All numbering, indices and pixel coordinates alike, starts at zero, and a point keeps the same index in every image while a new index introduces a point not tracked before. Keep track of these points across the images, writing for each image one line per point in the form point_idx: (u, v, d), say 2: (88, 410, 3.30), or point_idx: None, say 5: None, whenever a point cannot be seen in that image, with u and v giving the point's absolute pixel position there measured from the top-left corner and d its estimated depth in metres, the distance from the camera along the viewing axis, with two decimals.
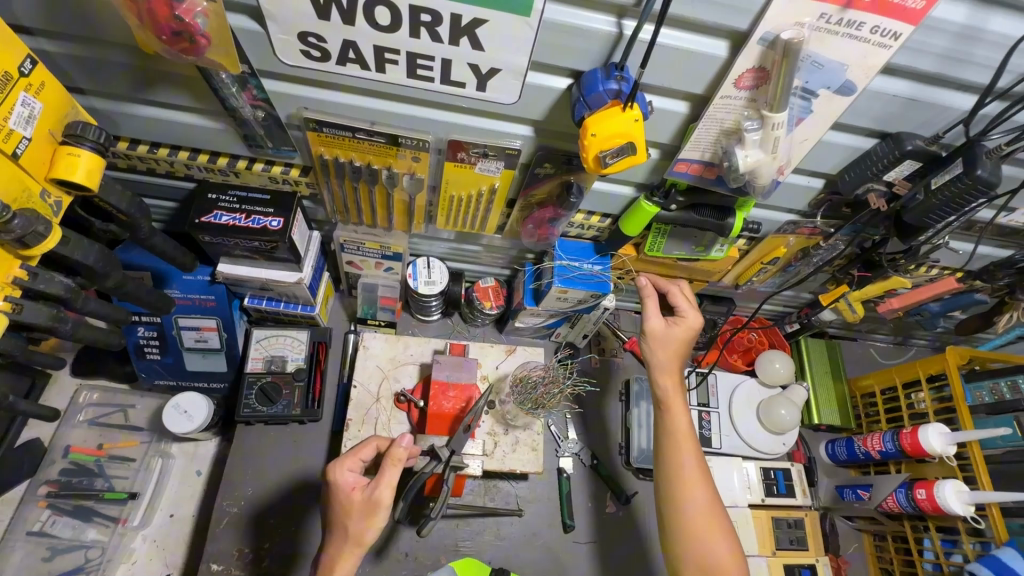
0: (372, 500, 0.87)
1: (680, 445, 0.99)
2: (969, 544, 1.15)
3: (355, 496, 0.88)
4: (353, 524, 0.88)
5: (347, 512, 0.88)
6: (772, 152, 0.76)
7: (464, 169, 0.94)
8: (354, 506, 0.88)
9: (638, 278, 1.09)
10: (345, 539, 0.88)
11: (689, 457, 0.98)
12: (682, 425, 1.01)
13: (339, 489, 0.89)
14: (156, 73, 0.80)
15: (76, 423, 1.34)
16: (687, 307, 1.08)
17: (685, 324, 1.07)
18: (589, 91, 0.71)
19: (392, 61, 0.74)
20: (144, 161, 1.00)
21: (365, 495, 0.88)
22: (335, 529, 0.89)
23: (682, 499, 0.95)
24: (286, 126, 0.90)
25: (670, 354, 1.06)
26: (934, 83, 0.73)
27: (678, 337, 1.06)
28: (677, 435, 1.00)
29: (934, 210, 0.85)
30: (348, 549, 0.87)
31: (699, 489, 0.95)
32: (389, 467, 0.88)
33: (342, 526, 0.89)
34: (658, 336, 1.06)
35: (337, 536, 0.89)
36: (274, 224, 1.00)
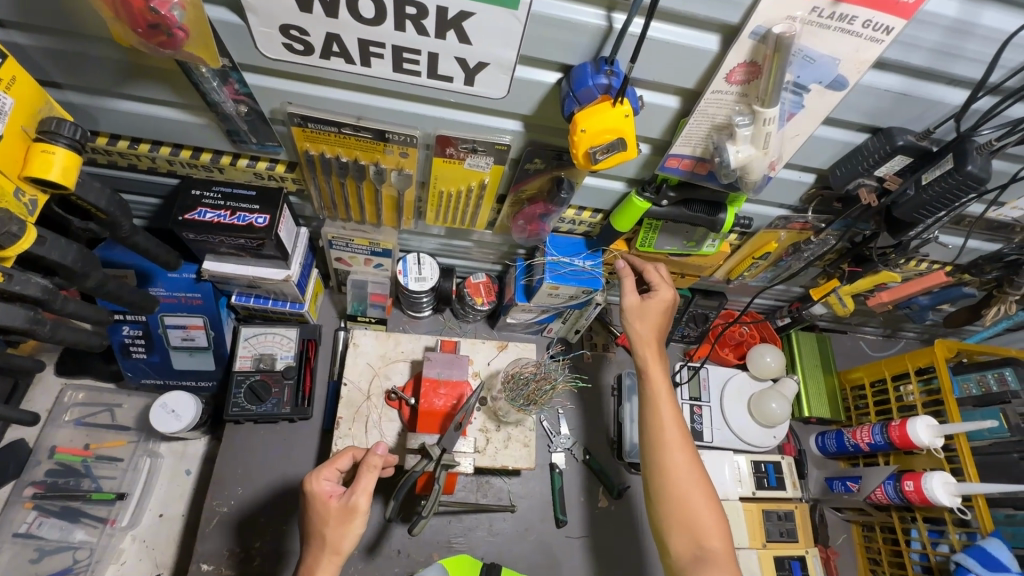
0: (350, 506, 0.89)
1: (664, 419, 0.98)
2: (956, 534, 1.17)
3: (332, 503, 0.90)
4: (331, 532, 0.88)
5: (324, 520, 0.89)
6: (763, 147, 0.76)
7: (453, 164, 0.92)
8: (330, 514, 0.89)
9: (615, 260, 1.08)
10: (323, 548, 0.88)
11: (674, 430, 0.97)
12: (665, 399, 0.99)
13: (316, 498, 0.91)
14: (133, 67, 0.78)
15: (62, 423, 1.32)
16: (662, 281, 1.07)
17: (661, 298, 1.05)
18: (578, 85, 0.70)
19: (378, 55, 0.73)
20: (125, 157, 0.98)
21: (342, 502, 0.90)
22: (311, 539, 0.90)
23: (670, 475, 0.94)
24: (270, 121, 0.88)
25: (651, 328, 1.04)
26: (925, 78, 0.73)
27: (656, 310, 1.05)
28: (661, 409, 0.99)
29: (925, 206, 0.85)
30: (325, 558, 0.88)
31: (687, 464, 0.95)
32: (365, 475, 0.90)
33: (319, 535, 0.89)
34: (637, 313, 1.05)
35: (314, 547, 0.89)
36: (260, 222, 0.98)
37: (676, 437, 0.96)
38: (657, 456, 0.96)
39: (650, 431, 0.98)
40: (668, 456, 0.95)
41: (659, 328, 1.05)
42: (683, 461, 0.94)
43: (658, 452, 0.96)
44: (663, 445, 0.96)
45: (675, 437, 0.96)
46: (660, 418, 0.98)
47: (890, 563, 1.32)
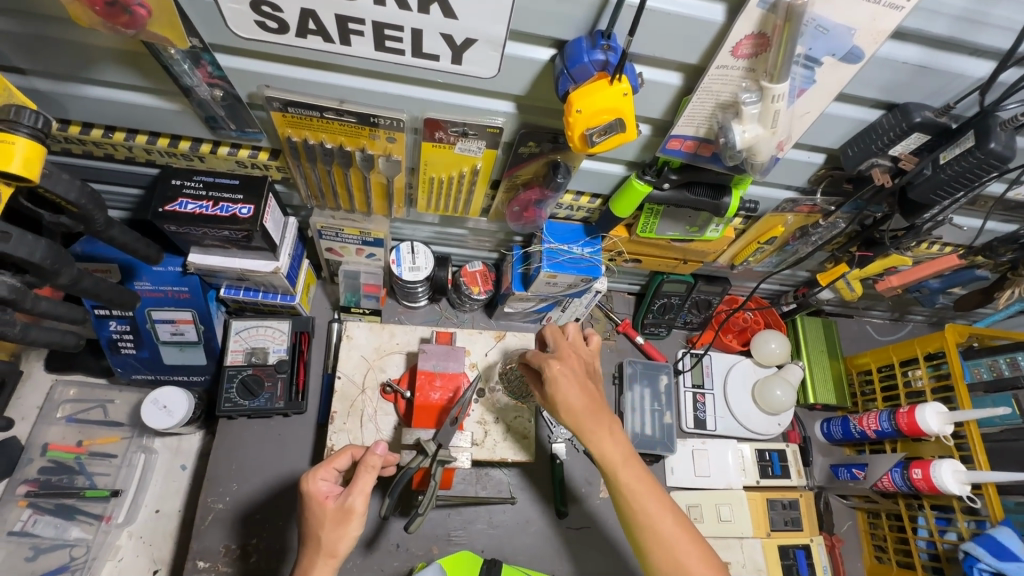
0: (346, 507, 0.86)
1: (634, 493, 0.85)
2: (964, 523, 1.15)
3: (327, 505, 0.86)
4: (327, 535, 0.85)
5: (319, 522, 0.86)
6: (772, 126, 0.71)
7: (443, 149, 0.88)
8: (326, 516, 0.86)
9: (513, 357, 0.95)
10: (318, 551, 0.85)
11: (648, 497, 0.85)
12: (626, 472, 0.85)
13: (311, 499, 0.88)
14: (98, 51, 0.73)
15: (53, 420, 1.29)
16: (541, 359, 0.89)
17: (555, 377, 0.87)
18: (573, 62, 0.65)
19: (357, 32, 0.68)
20: (101, 146, 0.93)
21: (334, 505, 0.86)
22: (306, 541, 0.87)
23: (661, 550, 0.84)
24: (249, 106, 0.83)
25: (567, 411, 0.86)
26: (947, 48, 0.68)
27: (561, 389, 0.87)
28: (626, 484, 0.85)
29: (943, 186, 0.80)
30: (319, 561, 0.85)
31: (674, 531, 0.84)
32: (361, 477, 0.86)
33: (315, 538, 0.86)
34: (553, 406, 0.89)
35: (310, 550, 0.86)
36: (244, 212, 0.94)
37: (651, 502, 0.85)
38: (642, 533, 0.85)
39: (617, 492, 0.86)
40: (651, 529, 0.84)
41: (578, 402, 0.86)
42: (667, 524, 0.84)
43: (645, 531, 0.85)
44: (648, 521, 0.85)
45: (652, 505, 0.85)
46: (629, 495, 0.85)
47: (895, 550, 1.30)
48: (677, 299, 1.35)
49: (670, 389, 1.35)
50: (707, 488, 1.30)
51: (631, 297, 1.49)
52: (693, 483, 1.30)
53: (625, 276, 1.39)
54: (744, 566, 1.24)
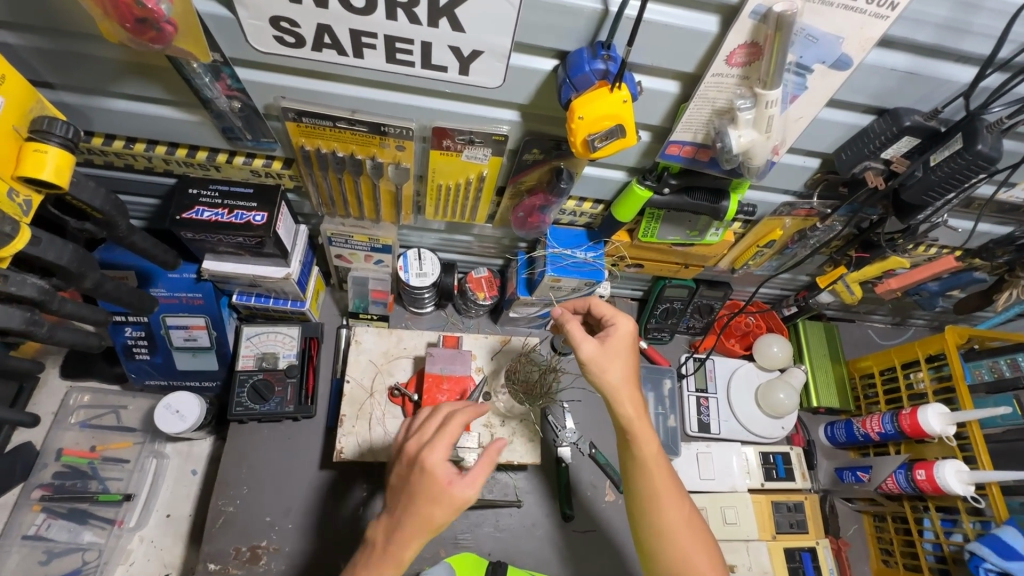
0: (463, 497, 0.80)
1: (658, 482, 0.87)
2: (969, 523, 1.15)
3: (452, 493, 0.79)
4: (438, 516, 0.79)
5: (435, 504, 0.79)
6: (766, 131, 0.74)
7: (450, 157, 0.91)
8: (444, 500, 0.79)
9: (554, 308, 0.95)
10: (420, 529, 0.80)
11: (670, 489, 0.87)
12: (656, 458, 0.88)
13: (432, 477, 0.80)
14: (123, 65, 0.77)
15: (68, 426, 1.32)
16: (615, 314, 0.96)
17: (622, 332, 0.92)
18: (575, 71, 0.69)
19: (370, 46, 0.71)
20: (122, 157, 0.97)
21: (453, 492, 0.79)
22: (411, 518, 0.80)
23: (668, 539, 0.86)
24: (265, 117, 0.87)
25: (622, 372, 0.88)
26: (934, 55, 0.71)
27: (623, 348, 0.91)
28: (655, 472, 0.88)
29: (933, 187, 0.83)
30: (417, 540, 0.80)
31: (687, 524, 0.87)
32: (484, 470, 0.81)
33: (424, 517, 0.79)
34: (605, 360, 0.89)
35: (409, 525, 0.80)
36: (258, 219, 0.98)
37: (672, 493, 0.87)
38: (655, 520, 0.86)
39: (642, 479, 0.88)
40: (665, 519, 0.86)
41: (631, 369, 0.90)
42: (681, 517, 0.87)
43: (657, 516, 0.86)
44: (661, 508, 0.86)
45: (673, 497, 0.87)
46: (654, 483, 0.87)
47: (902, 552, 1.30)
48: (680, 303, 1.38)
49: (674, 394, 1.39)
50: (711, 490, 1.31)
51: (635, 303, 1.52)
52: (698, 485, 1.31)
53: (628, 281, 1.41)
54: (750, 569, 1.24)
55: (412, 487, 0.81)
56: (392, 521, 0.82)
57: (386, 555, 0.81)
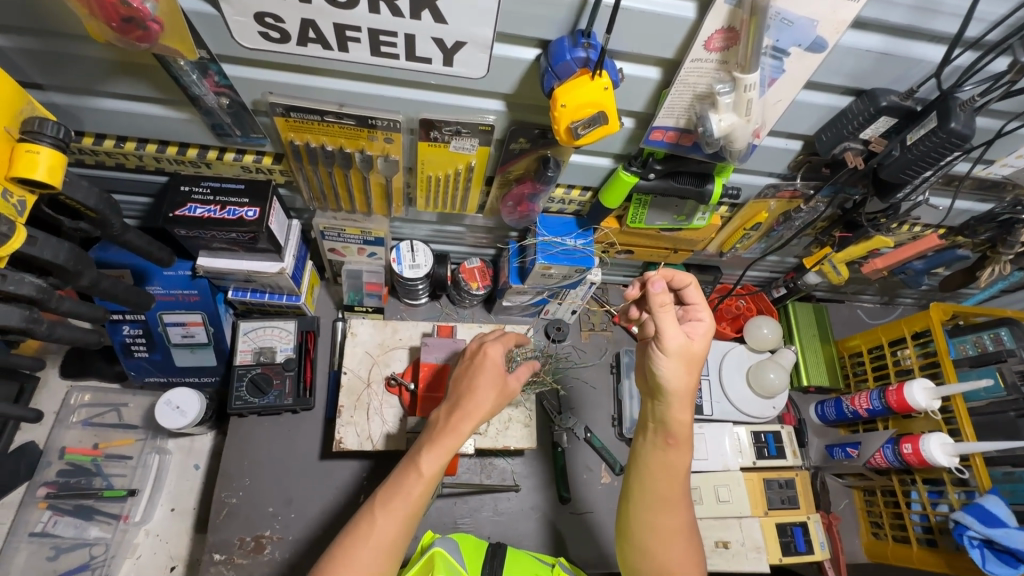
0: (511, 389, 0.91)
1: (672, 490, 0.88)
2: (954, 494, 1.18)
3: (505, 380, 0.90)
4: (493, 392, 0.88)
5: (491, 380, 0.89)
6: (746, 114, 0.76)
7: (438, 148, 0.92)
8: (497, 379, 0.90)
9: (654, 280, 0.80)
10: (479, 406, 0.87)
11: (679, 498, 0.88)
12: (683, 470, 0.88)
13: (491, 359, 0.91)
14: (109, 64, 0.78)
15: (69, 425, 1.33)
16: (702, 307, 0.89)
17: (703, 336, 0.86)
18: (556, 60, 0.70)
19: (354, 39, 0.72)
20: (113, 156, 0.98)
21: (504, 383, 0.91)
22: (471, 397, 0.87)
23: (660, 538, 0.87)
24: (252, 113, 0.87)
25: (690, 378, 0.84)
26: (906, 36, 0.72)
27: (700, 354, 0.85)
28: (673, 481, 0.88)
29: (910, 166, 0.84)
30: (471, 420, 0.86)
31: (682, 531, 0.88)
32: (530, 371, 0.95)
33: (482, 390, 0.88)
34: (685, 359, 0.83)
35: (466, 401, 0.87)
36: (251, 215, 0.99)
37: (679, 503, 0.88)
38: (654, 518, 0.88)
39: (659, 480, 0.88)
40: (664, 519, 0.88)
41: (697, 377, 0.85)
42: (680, 525, 0.88)
43: (656, 515, 0.88)
44: (665, 511, 0.88)
45: (679, 506, 0.88)
46: (668, 488, 0.88)
47: (891, 525, 1.34)
48: None
49: None
50: (705, 470, 1.34)
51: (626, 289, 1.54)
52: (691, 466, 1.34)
53: (619, 268, 1.44)
54: (742, 545, 1.26)
55: (477, 367, 0.91)
56: (456, 399, 0.88)
57: (450, 428, 0.85)
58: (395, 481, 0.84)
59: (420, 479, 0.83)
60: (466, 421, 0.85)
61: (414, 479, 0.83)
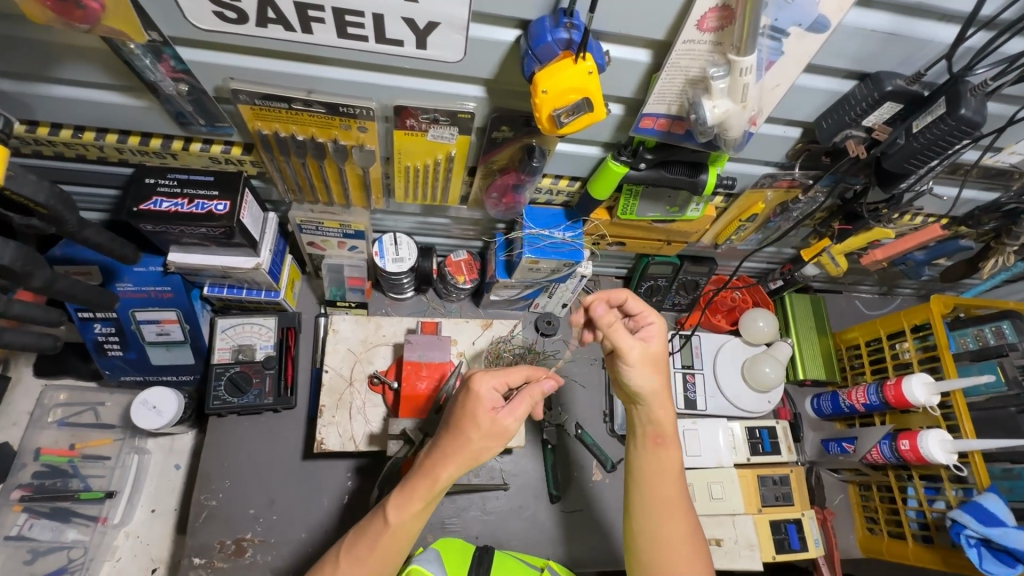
0: (505, 428, 0.78)
1: (668, 491, 0.86)
2: (952, 491, 1.15)
3: (498, 419, 0.78)
4: (475, 439, 0.77)
5: (474, 425, 0.77)
6: (742, 100, 0.71)
7: (416, 137, 0.87)
8: (484, 423, 0.77)
9: (593, 307, 0.88)
10: (460, 454, 0.77)
11: (678, 504, 0.85)
12: (674, 469, 0.87)
13: (476, 398, 0.78)
14: (53, 47, 0.72)
15: (45, 425, 1.29)
16: (647, 310, 0.90)
17: (657, 335, 0.89)
18: (537, 42, 0.64)
19: (318, 19, 0.67)
20: (72, 147, 0.93)
21: (496, 425, 0.78)
22: (452, 439, 0.77)
23: (661, 546, 0.83)
24: (215, 100, 0.82)
25: (657, 377, 0.87)
26: (915, 15, 0.67)
27: (660, 352, 0.88)
28: (667, 483, 0.86)
29: (916, 155, 0.79)
30: (451, 467, 0.77)
31: (685, 539, 0.83)
32: (528, 407, 0.80)
33: (463, 436, 0.77)
34: (646, 361, 0.86)
35: (448, 448, 0.77)
36: (220, 209, 0.94)
37: (678, 508, 0.85)
38: (653, 524, 0.84)
39: (652, 481, 0.87)
40: (664, 525, 0.84)
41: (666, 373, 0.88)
42: (681, 533, 0.83)
43: (655, 522, 0.84)
44: (664, 517, 0.85)
45: (679, 512, 0.85)
46: (663, 492, 0.86)
47: (886, 520, 1.32)
48: (664, 280, 1.36)
49: None
50: (698, 467, 1.31)
51: (619, 281, 1.50)
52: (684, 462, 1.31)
53: (612, 260, 1.39)
54: (736, 542, 1.24)
55: (462, 408, 0.78)
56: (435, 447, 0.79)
57: (423, 475, 0.78)
58: (364, 525, 0.82)
59: (384, 525, 0.78)
60: (444, 472, 0.77)
61: (380, 526, 0.79)
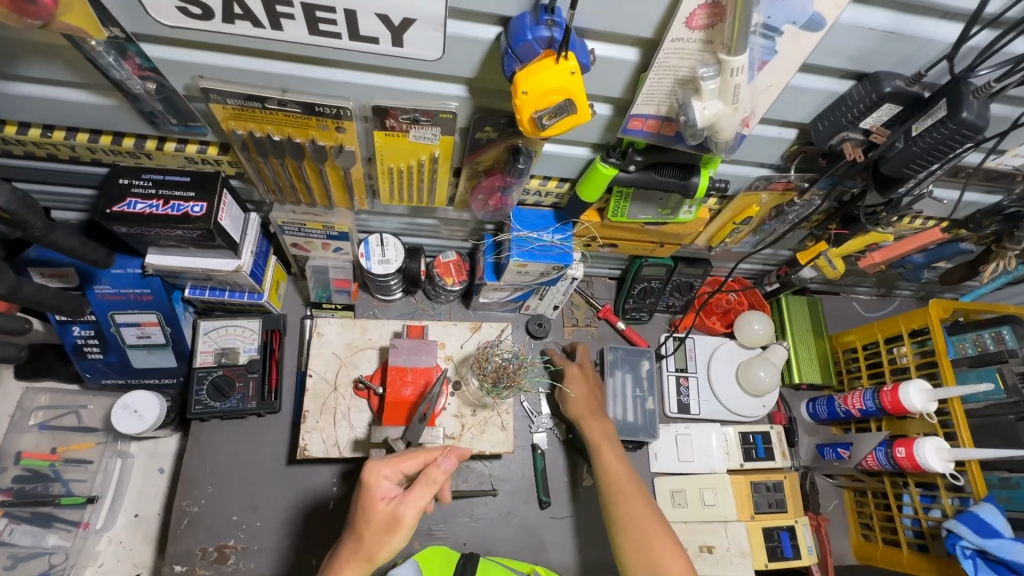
0: (397, 523, 0.77)
1: (623, 488, 1.05)
2: (948, 500, 1.13)
3: (385, 512, 0.77)
4: (369, 535, 0.78)
5: (367, 520, 0.78)
6: (732, 102, 0.68)
7: (397, 137, 0.84)
8: (375, 520, 0.78)
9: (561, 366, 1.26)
10: (357, 550, 0.78)
11: (635, 493, 1.04)
12: (620, 470, 1.08)
13: (367, 491, 0.78)
14: (12, 44, 0.69)
15: (26, 428, 1.27)
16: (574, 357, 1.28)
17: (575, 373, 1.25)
18: (516, 41, 0.61)
19: (288, 15, 0.63)
20: (42, 146, 0.90)
21: (389, 517, 0.77)
22: (352, 535, 0.79)
23: (636, 534, 0.99)
24: (187, 99, 0.79)
25: (580, 399, 1.21)
26: (916, 12, 0.64)
27: (580, 380, 1.24)
28: (619, 483, 1.06)
29: (916, 159, 0.76)
30: (354, 562, 0.78)
31: (654, 523, 1.00)
32: (422, 503, 0.78)
33: (358, 533, 0.79)
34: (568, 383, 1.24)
35: (350, 542, 0.79)
36: (196, 210, 0.91)
37: (636, 496, 1.03)
38: (624, 522, 1.01)
39: (609, 487, 1.06)
40: (631, 516, 1.01)
41: (588, 395, 1.22)
42: (648, 518, 1.00)
43: (625, 516, 1.01)
44: (630, 511, 1.01)
45: (639, 505, 1.02)
46: (619, 490, 1.04)
47: (881, 527, 1.30)
48: (657, 282, 1.32)
49: (652, 375, 1.34)
50: (690, 472, 1.30)
51: (612, 282, 1.47)
52: (675, 467, 1.31)
53: (605, 261, 1.36)
54: (728, 550, 1.22)
55: (360, 501, 0.79)
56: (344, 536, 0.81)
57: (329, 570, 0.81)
58: None
59: None
60: (348, 564, 0.78)
61: None
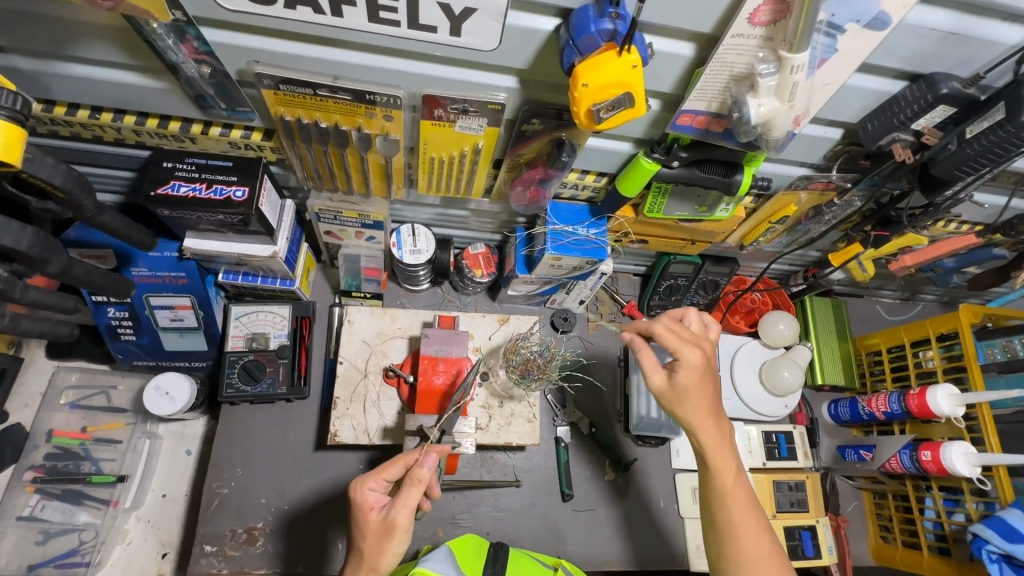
0: (389, 526, 0.82)
1: (734, 510, 0.86)
2: (972, 504, 1.13)
3: (373, 521, 0.84)
4: (367, 548, 0.83)
5: (363, 533, 0.85)
6: (789, 100, 0.67)
7: (443, 127, 0.84)
8: (369, 529, 0.84)
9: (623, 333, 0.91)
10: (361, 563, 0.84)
11: (749, 518, 0.86)
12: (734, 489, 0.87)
13: (358, 505, 0.86)
14: (73, 25, 0.69)
15: (57, 407, 1.28)
16: (677, 344, 0.86)
17: (689, 365, 0.86)
18: (579, 32, 0.61)
19: (349, 2, 0.63)
20: (88, 128, 0.90)
21: (378, 524, 0.83)
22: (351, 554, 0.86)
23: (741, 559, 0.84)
24: (238, 83, 0.79)
25: (692, 406, 0.87)
26: (980, 14, 0.63)
27: (693, 382, 0.86)
28: (731, 497, 0.87)
29: (967, 162, 0.76)
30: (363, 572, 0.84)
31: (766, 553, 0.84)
32: (406, 510, 0.82)
33: (358, 550, 0.85)
34: (675, 398, 0.87)
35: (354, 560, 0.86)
36: (239, 195, 0.92)
37: (752, 523, 0.85)
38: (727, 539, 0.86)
39: (716, 503, 0.88)
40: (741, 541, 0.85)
41: (705, 398, 0.87)
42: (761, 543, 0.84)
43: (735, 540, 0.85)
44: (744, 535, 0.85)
45: (752, 526, 0.85)
46: (728, 509, 0.86)
47: (901, 529, 1.30)
48: (684, 280, 1.33)
49: None
50: None
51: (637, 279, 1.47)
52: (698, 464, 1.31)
53: (633, 257, 1.36)
54: None
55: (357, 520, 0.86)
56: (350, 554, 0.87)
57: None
58: None
59: None
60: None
61: None
